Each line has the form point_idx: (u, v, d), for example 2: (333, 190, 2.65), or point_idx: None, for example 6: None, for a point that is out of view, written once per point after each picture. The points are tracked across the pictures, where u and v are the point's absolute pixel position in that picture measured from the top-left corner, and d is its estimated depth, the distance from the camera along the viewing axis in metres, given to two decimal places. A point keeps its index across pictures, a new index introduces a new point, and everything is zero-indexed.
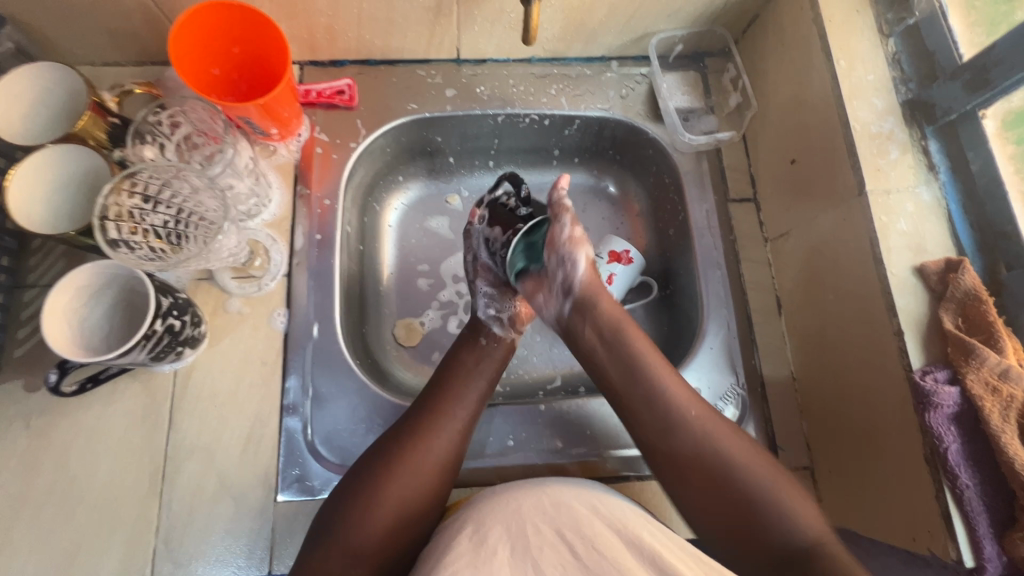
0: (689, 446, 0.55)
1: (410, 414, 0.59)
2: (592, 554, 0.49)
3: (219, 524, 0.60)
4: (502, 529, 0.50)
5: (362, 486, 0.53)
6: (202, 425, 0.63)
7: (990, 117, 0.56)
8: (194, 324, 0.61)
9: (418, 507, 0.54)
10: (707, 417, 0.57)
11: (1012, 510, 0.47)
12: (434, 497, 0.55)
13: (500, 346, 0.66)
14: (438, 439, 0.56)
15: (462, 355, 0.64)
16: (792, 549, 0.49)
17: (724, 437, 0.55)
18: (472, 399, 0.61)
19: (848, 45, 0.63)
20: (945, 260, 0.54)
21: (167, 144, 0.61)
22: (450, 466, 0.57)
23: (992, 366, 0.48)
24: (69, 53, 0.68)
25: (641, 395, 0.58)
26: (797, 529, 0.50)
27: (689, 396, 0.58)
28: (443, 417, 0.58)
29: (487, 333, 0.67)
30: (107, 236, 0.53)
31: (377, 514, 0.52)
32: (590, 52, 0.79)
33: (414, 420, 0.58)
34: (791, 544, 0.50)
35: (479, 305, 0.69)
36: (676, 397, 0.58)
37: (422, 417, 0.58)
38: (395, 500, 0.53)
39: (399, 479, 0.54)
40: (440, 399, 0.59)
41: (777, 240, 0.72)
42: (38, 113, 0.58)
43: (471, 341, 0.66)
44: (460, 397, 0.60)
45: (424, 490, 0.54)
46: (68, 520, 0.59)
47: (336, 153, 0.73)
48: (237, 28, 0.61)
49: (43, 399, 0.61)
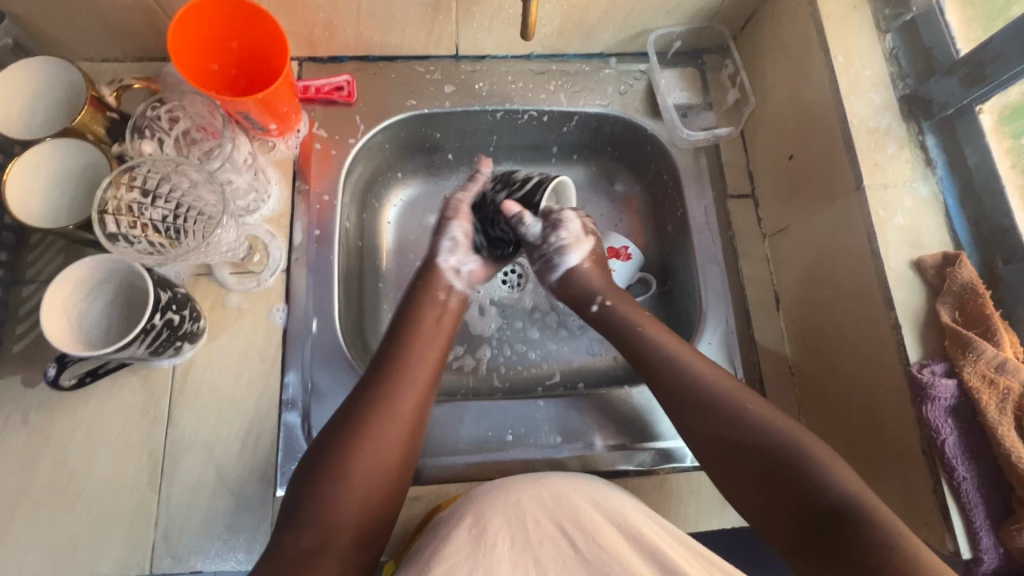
0: (718, 418, 0.56)
1: (370, 378, 0.58)
2: (593, 549, 0.49)
3: (218, 518, 0.60)
4: (502, 522, 0.50)
5: (330, 457, 0.53)
6: (201, 419, 0.63)
7: (987, 112, 0.57)
8: (193, 319, 0.61)
9: (388, 473, 0.54)
10: (733, 386, 0.58)
11: (1009, 501, 0.47)
12: (403, 462, 0.55)
13: (456, 299, 0.68)
14: (405, 403, 0.57)
15: (421, 318, 0.64)
16: (825, 507, 0.49)
17: (749, 404, 0.56)
18: (431, 362, 0.61)
19: (846, 41, 0.63)
20: (943, 254, 0.54)
21: (166, 139, 0.62)
22: (415, 430, 0.57)
23: (989, 358, 0.48)
24: (67, 48, 0.68)
25: (662, 368, 0.60)
26: (828, 488, 0.49)
27: (711, 369, 0.60)
28: (405, 382, 0.58)
29: (446, 287, 0.67)
30: (106, 230, 0.53)
31: (352, 487, 0.52)
32: (589, 48, 0.79)
33: (376, 385, 0.57)
34: (823, 503, 0.49)
35: (442, 252, 0.69)
36: (697, 368, 0.60)
37: (386, 387, 0.57)
38: (366, 469, 0.53)
39: (368, 447, 0.53)
40: (400, 363, 0.59)
41: (775, 236, 0.72)
42: (37, 108, 0.58)
43: (431, 294, 0.66)
44: (421, 360, 0.60)
45: (394, 456, 0.55)
46: (67, 515, 0.59)
47: (335, 148, 0.73)
48: (235, 23, 0.61)
49: (42, 394, 0.61)
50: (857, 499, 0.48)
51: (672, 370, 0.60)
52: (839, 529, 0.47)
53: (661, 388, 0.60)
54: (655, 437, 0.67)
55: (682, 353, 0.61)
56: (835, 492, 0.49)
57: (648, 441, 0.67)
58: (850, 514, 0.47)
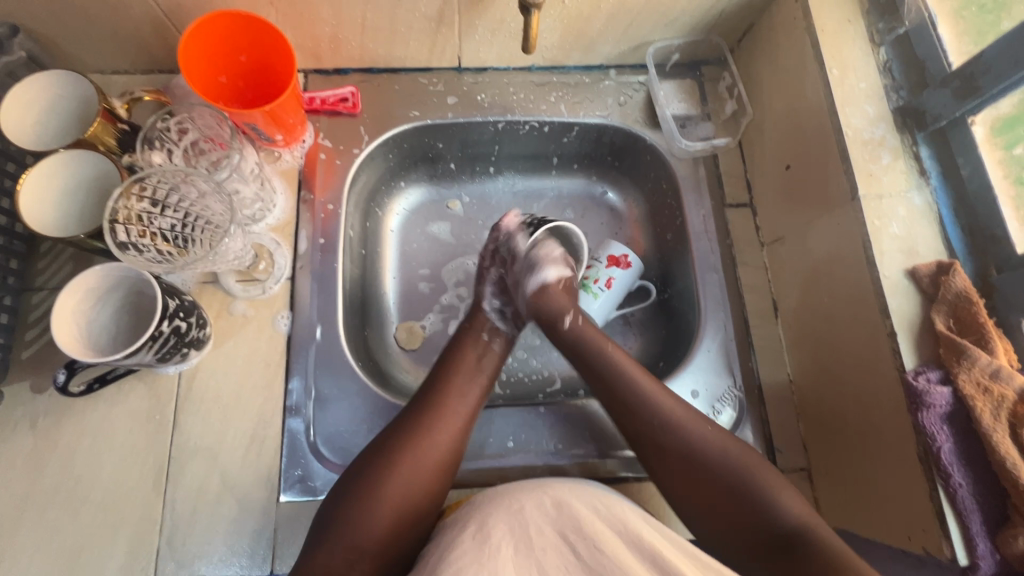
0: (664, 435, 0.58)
1: (413, 408, 0.60)
2: (594, 554, 0.50)
3: (222, 524, 0.60)
4: (504, 527, 0.51)
5: (365, 478, 0.54)
6: (205, 426, 0.63)
7: (980, 123, 0.58)
8: (199, 325, 0.62)
9: (417, 504, 0.55)
10: (679, 406, 0.60)
11: (1006, 508, 0.48)
12: (435, 494, 0.56)
13: (500, 341, 0.69)
14: (440, 440, 0.58)
15: (464, 351, 0.66)
16: (779, 532, 0.52)
17: (693, 425, 0.58)
18: (472, 396, 0.62)
19: (840, 54, 0.64)
20: (937, 262, 0.55)
21: (175, 149, 0.63)
22: (450, 466, 0.58)
23: (983, 366, 0.49)
24: (79, 61, 0.70)
25: (626, 395, 0.61)
26: (781, 514, 0.52)
27: (670, 396, 0.60)
28: (446, 414, 0.60)
29: (488, 328, 0.69)
30: (117, 239, 0.54)
31: (382, 514, 0.53)
32: (589, 60, 0.80)
33: (417, 415, 0.59)
34: (778, 529, 0.52)
35: (485, 297, 0.72)
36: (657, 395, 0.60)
37: (424, 419, 0.59)
38: (399, 495, 0.54)
39: (402, 473, 0.55)
40: (443, 396, 0.61)
41: (773, 245, 0.73)
42: (50, 121, 0.59)
43: (475, 334, 0.69)
44: (463, 392, 0.62)
45: (425, 485, 0.55)
46: (73, 520, 0.59)
47: (339, 158, 0.75)
48: (246, 37, 0.63)
49: (49, 400, 0.62)
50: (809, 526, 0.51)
51: (636, 397, 0.60)
52: (790, 551, 0.50)
53: (625, 416, 0.60)
54: None
55: (645, 382, 0.61)
56: (784, 517, 0.52)
57: None
58: (804, 537, 0.50)
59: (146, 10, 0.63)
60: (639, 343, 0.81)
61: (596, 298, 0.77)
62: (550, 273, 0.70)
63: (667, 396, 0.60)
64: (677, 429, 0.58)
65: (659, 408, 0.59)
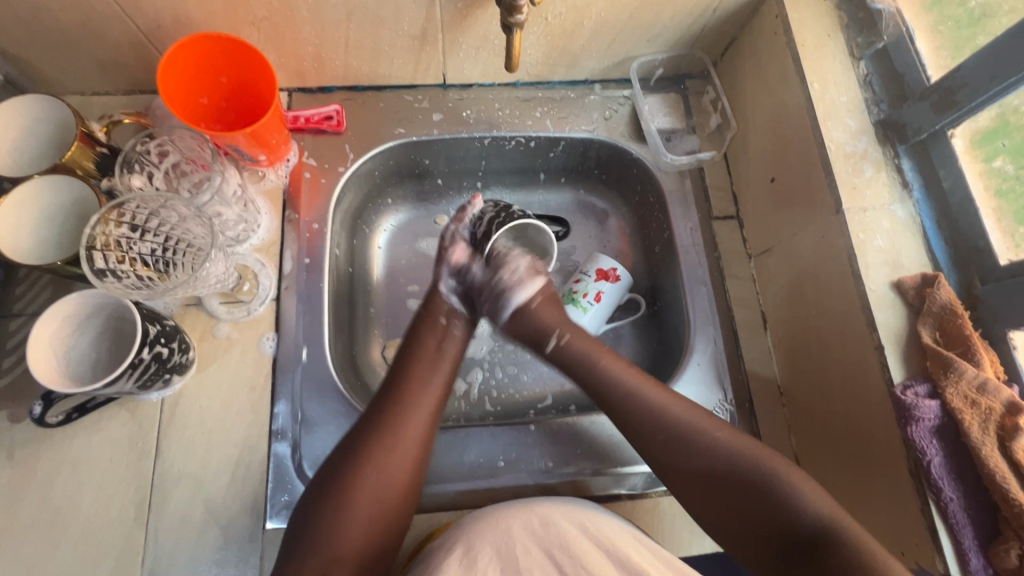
0: (680, 446, 0.57)
1: (375, 407, 0.59)
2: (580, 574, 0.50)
3: (206, 553, 0.59)
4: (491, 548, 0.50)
5: (336, 482, 0.53)
6: (190, 452, 0.62)
7: (959, 136, 0.58)
8: (182, 350, 0.61)
9: (394, 496, 0.55)
10: (689, 411, 0.59)
11: (996, 521, 0.48)
12: (408, 490, 0.55)
13: (459, 325, 0.68)
14: (403, 434, 0.57)
15: (425, 343, 0.65)
16: (799, 533, 0.51)
17: (712, 429, 0.58)
18: (435, 389, 0.61)
19: (821, 68, 0.65)
20: (921, 275, 0.55)
21: (156, 172, 0.62)
22: (418, 461, 0.57)
23: (970, 379, 0.49)
24: (57, 82, 0.69)
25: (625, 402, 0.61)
26: (799, 509, 0.52)
27: (679, 401, 0.60)
28: (410, 407, 0.59)
29: (446, 312, 0.68)
30: (95, 266, 0.53)
31: (352, 517, 0.52)
32: (574, 75, 0.81)
33: (380, 412, 0.58)
34: (798, 528, 0.51)
35: (442, 282, 0.71)
36: (668, 406, 0.59)
37: (384, 415, 0.58)
38: (367, 501, 0.53)
39: (371, 473, 0.54)
40: (405, 387, 0.60)
41: (760, 256, 0.74)
42: (28, 145, 0.58)
43: (432, 319, 0.67)
44: (425, 381, 0.61)
45: (396, 484, 0.55)
46: (51, 554, 0.58)
47: (324, 177, 0.74)
48: (227, 58, 0.62)
49: (28, 429, 0.61)
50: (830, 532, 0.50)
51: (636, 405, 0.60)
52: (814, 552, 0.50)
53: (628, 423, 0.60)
54: None
55: (667, 404, 0.59)
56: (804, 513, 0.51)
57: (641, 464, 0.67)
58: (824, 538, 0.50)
59: (125, 31, 0.62)
60: (629, 356, 0.81)
61: (585, 312, 0.76)
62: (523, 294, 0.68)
63: (686, 408, 0.59)
64: (687, 435, 0.57)
65: (666, 419, 0.58)
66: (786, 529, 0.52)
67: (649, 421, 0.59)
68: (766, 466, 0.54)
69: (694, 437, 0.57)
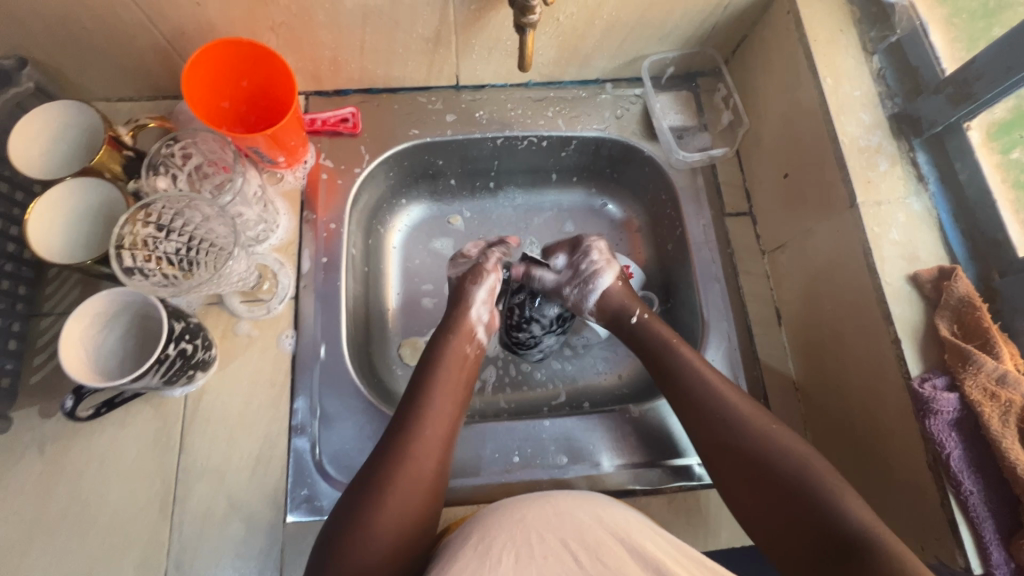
0: (735, 438, 0.57)
1: (395, 426, 0.59)
2: (596, 564, 0.48)
3: (229, 545, 0.60)
4: (506, 538, 0.50)
5: (365, 499, 0.53)
6: (212, 447, 0.64)
7: (975, 128, 0.58)
8: (205, 347, 0.62)
9: (421, 501, 0.55)
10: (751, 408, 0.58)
11: (1017, 514, 0.47)
12: (433, 494, 0.56)
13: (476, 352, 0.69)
14: (423, 443, 0.57)
15: (446, 362, 0.65)
16: (838, 536, 0.48)
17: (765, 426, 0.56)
18: (450, 400, 0.62)
19: (833, 63, 0.65)
20: (938, 267, 0.55)
21: (179, 175, 0.63)
22: (442, 464, 0.58)
23: (989, 371, 0.49)
24: (84, 89, 0.71)
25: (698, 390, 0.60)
26: (845, 517, 0.49)
27: (741, 398, 0.59)
28: (427, 417, 0.59)
29: (474, 341, 0.68)
30: (123, 264, 0.55)
31: (383, 522, 0.52)
32: (585, 75, 0.81)
33: (400, 430, 0.58)
34: (838, 532, 0.49)
35: (474, 302, 0.70)
36: (716, 384, 0.60)
37: (405, 425, 0.59)
38: (396, 507, 0.53)
39: (399, 488, 0.54)
40: (422, 399, 0.61)
41: (773, 252, 0.74)
42: (58, 151, 0.60)
43: (457, 342, 0.67)
44: (442, 392, 0.62)
45: (422, 488, 0.56)
46: (81, 544, 0.59)
47: (341, 178, 0.76)
48: (246, 62, 0.64)
49: (57, 424, 0.63)
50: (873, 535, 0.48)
51: (702, 393, 0.60)
52: (851, 558, 0.47)
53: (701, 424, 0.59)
54: (663, 454, 0.67)
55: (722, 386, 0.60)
56: (848, 521, 0.49)
57: (656, 460, 0.67)
58: (862, 545, 0.47)
59: (149, 38, 0.64)
60: None
61: None
62: (605, 280, 0.70)
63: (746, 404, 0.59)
64: (744, 426, 0.57)
65: (727, 402, 0.58)
66: (823, 530, 0.49)
67: (709, 400, 0.59)
68: (809, 466, 0.53)
69: (746, 421, 0.57)
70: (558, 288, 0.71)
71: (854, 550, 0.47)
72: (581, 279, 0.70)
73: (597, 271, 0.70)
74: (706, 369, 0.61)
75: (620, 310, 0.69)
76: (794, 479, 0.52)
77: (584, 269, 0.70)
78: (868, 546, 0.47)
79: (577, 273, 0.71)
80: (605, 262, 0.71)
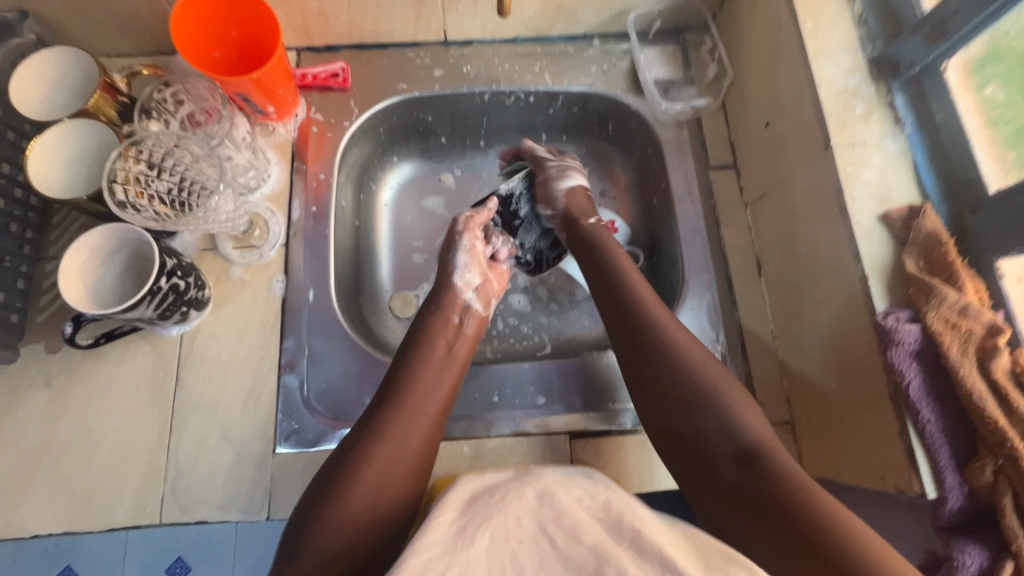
0: (660, 358, 0.60)
1: (383, 396, 0.60)
2: (573, 545, 0.43)
3: (222, 472, 0.64)
4: (483, 519, 0.44)
5: (346, 465, 0.55)
6: (206, 382, 0.67)
7: (953, 68, 0.57)
8: (198, 286, 0.65)
9: (407, 467, 0.56)
10: (678, 331, 0.62)
11: (974, 442, 0.48)
12: (422, 466, 0.58)
13: (471, 323, 0.70)
14: (416, 414, 0.59)
15: (436, 339, 0.66)
16: (738, 450, 0.52)
17: (691, 353, 0.59)
18: (444, 384, 0.63)
19: (813, 7, 0.64)
20: (908, 206, 0.55)
21: (172, 120, 0.67)
22: (432, 440, 0.59)
23: (952, 303, 0.50)
24: (85, 44, 0.74)
25: (632, 319, 0.63)
26: (745, 433, 0.53)
27: (677, 327, 0.63)
28: (422, 392, 0.61)
29: (460, 310, 0.70)
30: (115, 198, 0.58)
31: (365, 484, 0.53)
32: (573, 29, 0.82)
33: (385, 402, 0.60)
34: (738, 442, 0.52)
35: (457, 268, 0.72)
36: (652, 311, 0.64)
37: (394, 395, 0.60)
38: (382, 472, 0.54)
39: (380, 457, 0.55)
40: (416, 373, 0.62)
41: (755, 204, 0.74)
42: (57, 94, 0.63)
43: (445, 315, 0.69)
44: (439, 374, 0.63)
45: (411, 454, 0.57)
46: (84, 468, 0.63)
47: (331, 131, 0.77)
48: (234, 11, 0.66)
49: (63, 358, 0.67)
50: (771, 448, 0.52)
51: (643, 321, 0.63)
52: (752, 465, 0.50)
53: (643, 363, 0.61)
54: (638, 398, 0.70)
55: (664, 321, 0.63)
56: (749, 433, 0.53)
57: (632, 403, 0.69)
58: (760, 455, 0.51)
59: None
60: None
61: None
62: (572, 181, 0.78)
63: (689, 344, 0.61)
64: (670, 352, 0.60)
65: (654, 326, 0.62)
66: (730, 450, 0.52)
67: (642, 319, 0.63)
68: (724, 394, 0.56)
69: (681, 351, 0.60)
70: (512, 206, 0.79)
71: (753, 458, 0.51)
72: (540, 183, 0.78)
73: (566, 175, 0.77)
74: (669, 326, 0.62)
75: (579, 215, 0.76)
76: (711, 408, 0.55)
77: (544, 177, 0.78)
78: (766, 457, 0.51)
79: (535, 178, 0.79)
80: (573, 168, 0.78)
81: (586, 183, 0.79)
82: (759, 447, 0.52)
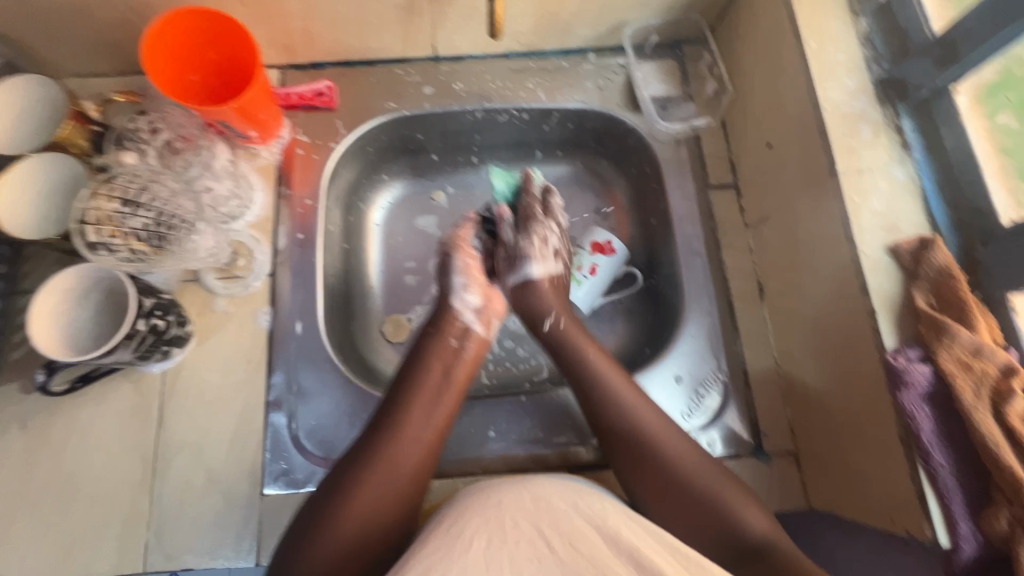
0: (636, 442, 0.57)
1: (372, 430, 0.57)
2: (570, 551, 0.44)
3: (208, 517, 0.61)
4: (479, 521, 0.45)
5: (330, 504, 0.52)
6: (190, 422, 0.64)
7: (963, 92, 0.55)
8: (180, 323, 0.63)
9: (394, 505, 0.53)
10: (649, 413, 0.59)
11: (987, 487, 0.46)
12: (410, 504, 0.54)
13: (471, 345, 0.65)
14: (408, 450, 0.55)
15: (433, 360, 0.62)
16: (747, 544, 0.51)
17: (665, 442, 0.57)
18: (439, 414, 0.59)
19: (818, 24, 0.62)
20: (919, 238, 0.53)
21: (149, 149, 0.64)
22: (425, 470, 0.56)
23: (964, 343, 0.47)
24: (55, 64, 0.70)
25: (597, 396, 0.60)
26: (748, 529, 0.52)
27: (639, 397, 0.60)
28: (416, 422, 0.57)
29: (458, 333, 0.65)
30: (88, 239, 0.56)
31: (346, 522, 0.51)
32: (567, 44, 0.79)
33: (377, 433, 0.56)
34: (744, 539, 0.51)
35: (456, 292, 0.68)
36: (627, 397, 0.59)
37: (385, 424, 0.57)
38: (366, 509, 0.52)
39: (364, 495, 0.52)
40: (409, 402, 0.58)
41: (756, 226, 0.72)
42: (26, 125, 0.60)
43: (443, 337, 0.65)
44: (435, 400, 0.59)
45: (404, 490, 0.54)
46: (64, 515, 0.61)
47: (317, 153, 0.74)
48: (212, 34, 0.63)
49: (38, 399, 0.64)
50: (775, 538, 0.51)
51: (614, 407, 0.59)
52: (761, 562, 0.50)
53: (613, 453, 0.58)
54: None
55: (626, 392, 0.60)
56: (750, 530, 0.52)
57: None
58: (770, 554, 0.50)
59: (114, 9, 0.63)
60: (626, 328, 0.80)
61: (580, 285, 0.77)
62: (535, 270, 0.68)
63: (648, 408, 0.59)
64: (654, 442, 0.57)
65: (625, 408, 0.59)
66: (732, 547, 0.52)
67: (607, 405, 0.59)
68: (715, 492, 0.54)
69: (655, 438, 0.57)
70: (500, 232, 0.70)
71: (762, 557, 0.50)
72: (511, 254, 0.69)
73: (530, 262, 0.68)
74: (629, 396, 0.59)
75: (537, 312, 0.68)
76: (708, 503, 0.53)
77: (522, 255, 0.68)
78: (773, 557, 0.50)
79: (513, 249, 0.69)
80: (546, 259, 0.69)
81: (555, 271, 0.70)
82: (768, 542, 0.51)
